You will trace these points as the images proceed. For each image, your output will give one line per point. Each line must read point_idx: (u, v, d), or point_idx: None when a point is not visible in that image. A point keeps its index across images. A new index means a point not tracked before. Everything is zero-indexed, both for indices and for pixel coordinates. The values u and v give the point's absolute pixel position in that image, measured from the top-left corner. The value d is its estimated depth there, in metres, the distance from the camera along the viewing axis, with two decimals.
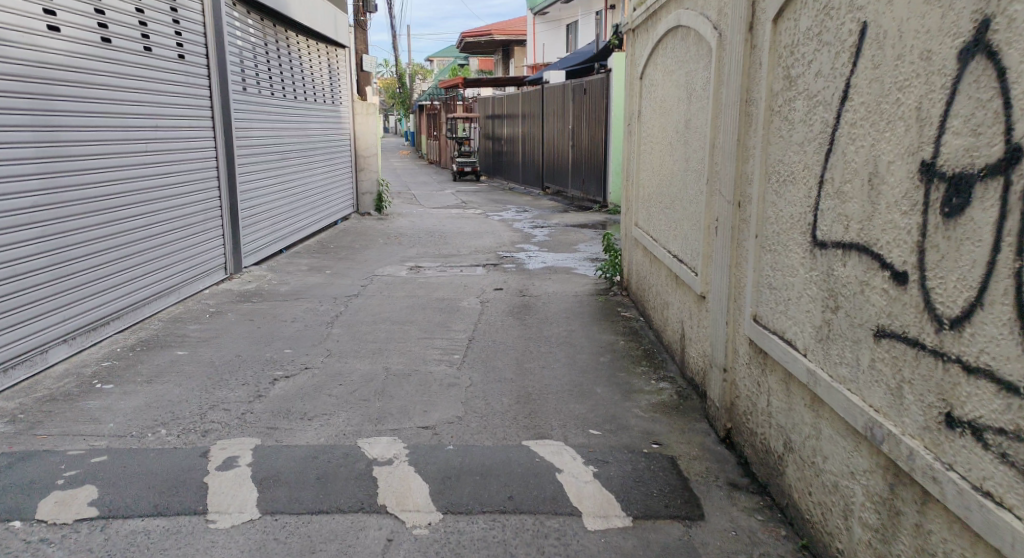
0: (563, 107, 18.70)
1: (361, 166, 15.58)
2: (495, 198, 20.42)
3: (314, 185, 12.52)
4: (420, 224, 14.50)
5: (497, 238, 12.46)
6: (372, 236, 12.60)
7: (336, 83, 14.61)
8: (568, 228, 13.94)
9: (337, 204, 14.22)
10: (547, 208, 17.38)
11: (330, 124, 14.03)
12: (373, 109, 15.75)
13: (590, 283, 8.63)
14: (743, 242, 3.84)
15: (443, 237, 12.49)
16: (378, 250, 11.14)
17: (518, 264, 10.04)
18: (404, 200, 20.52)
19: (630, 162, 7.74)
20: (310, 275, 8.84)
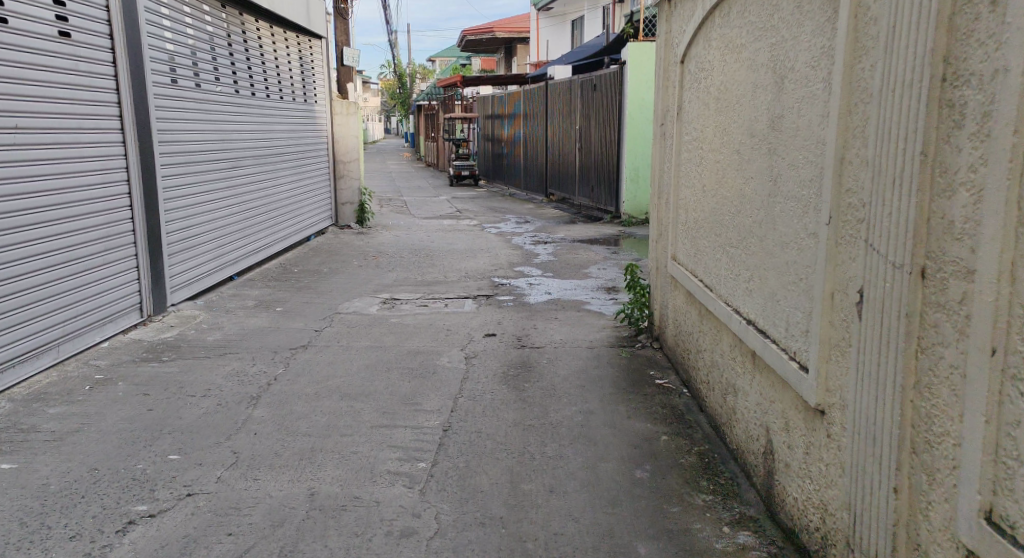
0: (569, 105, 16.90)
1: (344, 173, 13.94)
2: (494, 207, 18.62)
3: (278, 197, 10.72)
4: (406, 240, 12.70)
5: (494, 259, 10.67)
6: (348, 256, 10.81)
7: (310, 80, 12.79)
8: (577, 245, 12.16)
9: (310, 216, 12.40)
10: (552, 219, 15.59)
11: (302, 127, 12.21)
12: (355, 108, 14.07)
13: (607, 326, 6.83)
14: (938, 350, 2.03)
15: (430, 258, 10.70)
16: (350, 276, 9.35)
17: (517, 297, 8.25)
18: (393, 208, 18.70)
19: (664, 177, 5.91)
20: (256, 314, 7.06)
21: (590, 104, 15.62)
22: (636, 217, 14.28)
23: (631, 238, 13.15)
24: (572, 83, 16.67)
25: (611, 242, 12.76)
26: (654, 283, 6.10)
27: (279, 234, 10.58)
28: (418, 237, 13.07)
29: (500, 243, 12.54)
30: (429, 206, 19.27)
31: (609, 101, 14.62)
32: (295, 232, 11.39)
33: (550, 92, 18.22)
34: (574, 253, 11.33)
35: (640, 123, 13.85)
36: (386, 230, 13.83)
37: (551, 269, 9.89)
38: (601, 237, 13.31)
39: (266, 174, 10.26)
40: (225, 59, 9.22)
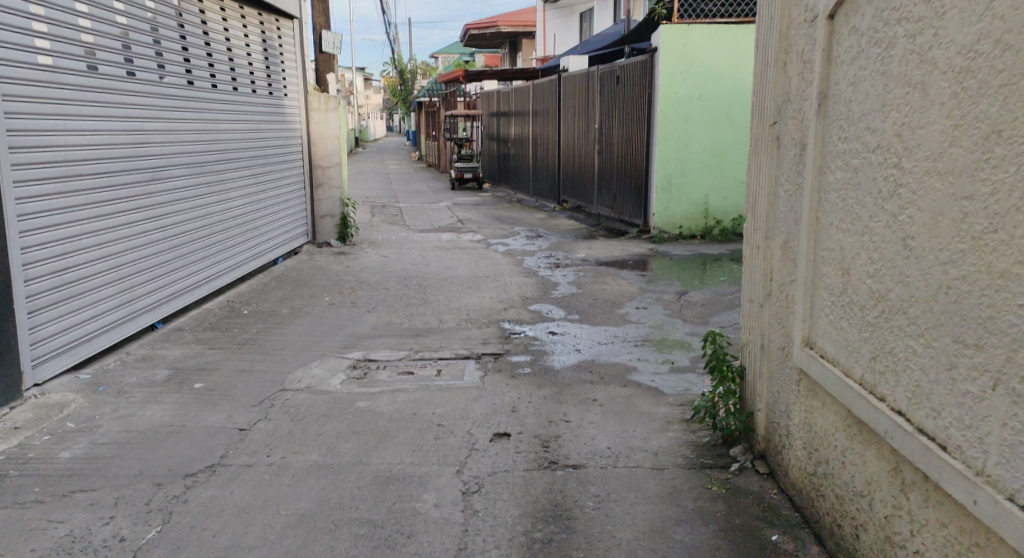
0: (586, 101, 14.67)
1: (323, 181, 11.78)
2: (500, 216, 16.42)
3: (230, 217, 8.55)
4: (394, 262, 10.54)
5: (502, 293, 8.45)
6: (319, 287, 8.61)
7: (279, 73, 10.59)
8: (603, 270, 9.94)
9: (277, 234, 10.25)
10: (567, 233, 13.36)
11: (268, 131, 10.04)
12: (335, 103, 11.86)
13: (674, 418, 4.62)
14: None
15: (422, 291, 8.48)
16: (315, 321, 7.16)
17: (536, 357, 6.04)
18: (386, 217, 16.54)
19: (779, 206, 3.69)
20: (161, 398, 4.88)
21: (611, 100, 13.38)
22: (668, 231, 12.01)
23: (666, 258, 10.92)
24: (589, 74, 14.46)
25: (642, 264, 10.53)
26: (760, 369, 3.89)
27: (228, 264, 8.41)
28: (410, 259, 10.87)
29: (507, 266, 10.35)
30: (426, 216, 17.06)
31: (634, 94, 12.37)
32: (255, 257, 9.28)
33: (564, 87, 16.00)
34: (601, 282, 9.12)
35: (673, 121, 11.63)
36: (373, 248, 11.65)
37: (577, 309, 7.66)
38: (629, 256, 11.09)
39: (212, 190, 8.10)
40: (154, 38, 7.03)
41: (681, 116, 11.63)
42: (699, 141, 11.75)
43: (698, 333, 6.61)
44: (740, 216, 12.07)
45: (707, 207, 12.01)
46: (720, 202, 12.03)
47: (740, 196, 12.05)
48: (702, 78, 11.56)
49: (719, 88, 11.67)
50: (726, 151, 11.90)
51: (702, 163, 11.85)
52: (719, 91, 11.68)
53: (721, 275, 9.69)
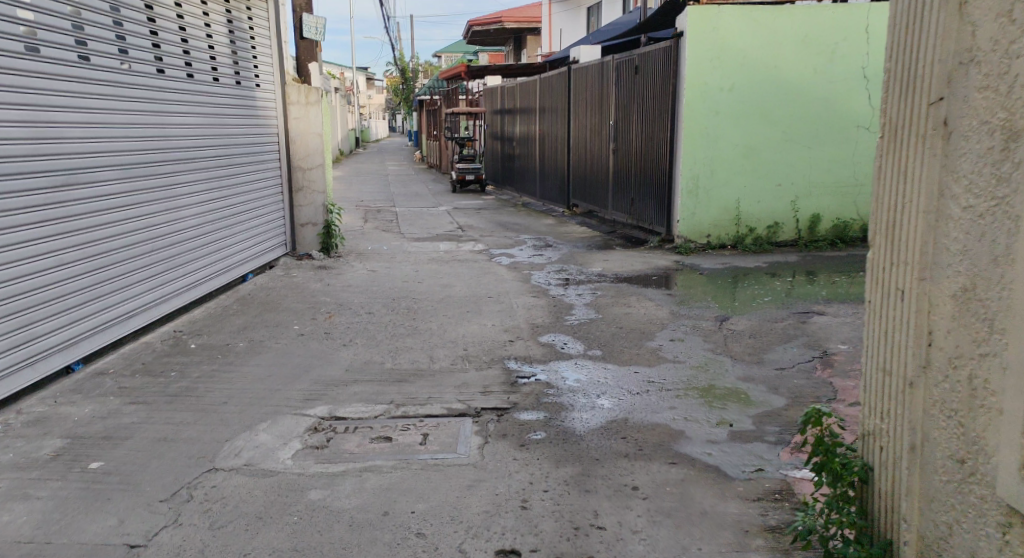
0: (601, 95, 13.32)
1: (303, 185, 10.41)
2: (504, 223, 15.04)
3: (181, 231, 7.17)
4: (383, 279, 9.17)
5: (506, 320, 7.07)
6: (288, 312, 7.22)
7: (250, 63, 9.15)
8: (623, 288, 8.56)
9: (246, 247, 8.89)
10: (580, 242, 11.99)
11: (236, 131, 8.63)
12: (318, 96, 10.49)
13: (756, 528, 3.25)
14: None
15: (411, 318, 7.10)
16: (273, 359, 5.79)
17: (551, 415, 4.64)
18: (381, 225, 15.22)
19: (954, 241, 2.49)
20: (33, 492, 3.57)
21: (629, 94, 12.04)
22: (694, 241, 10.69)
23: (696, 273, 9.52)
24: (604, 65, 13.11)
25: (669, 280, 9.13)
26: (894, 474, 2.71)
27: (176, 288, 7.03)
28: (401, 275, 9.47)
29: (513, 284, 8.96)
30: (425, 222, 15.71)
31: (656, 86, 11.05)
32: (215, 276, 7.91)
33: (576, 81, 14.64)
34: (623, 305, 7.71)
35: (699, 115, 10.31)
36: (360, 261, 10.29)
37: (598, 342, 6.27)
38: (651, 270, 9.70)
39: (155, 203, 6.70)
40: (69, 15, 5.63)
41: (709, 110, 10.31)
42: (729, 139, 10.42)
43: (756, 378, 5.20)
44: (775, 223, 10.67)
45: (738, 213, 10.64)
46: (753, 207, 10.64)
47: (776, 200, 10.64)
48: (733, 66, 10.23)
49: (752, 78, 10.29)
50: (761, 150, 10.50)
51: (732, 164, 10.50)
52: (753, 81, 10.30)
53: (763, 293, 8.27)
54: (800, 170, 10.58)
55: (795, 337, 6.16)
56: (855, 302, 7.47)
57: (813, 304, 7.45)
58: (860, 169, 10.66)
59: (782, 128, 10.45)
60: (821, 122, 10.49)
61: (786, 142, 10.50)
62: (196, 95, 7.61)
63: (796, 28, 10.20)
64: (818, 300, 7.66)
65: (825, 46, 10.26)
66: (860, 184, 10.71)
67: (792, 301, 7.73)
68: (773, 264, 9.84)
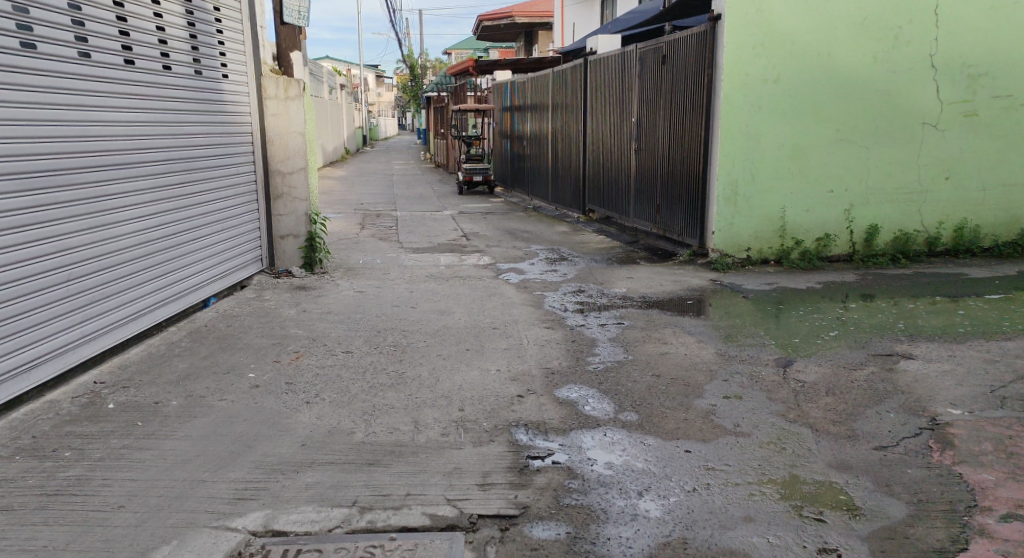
0: (622, 90, 12.02)
1: (283, 191, 9.15)
2: (512, 229, 13.71)
3: (115, 254, 5.83)
4: (371, 303, 7.86)
5: (515, 364, 5.76)
6: (249, 351, 5.93)
7: (214, 52, 7.75)
8: (655, 317, 7.21)
9: (212, 266, 7.61)
10: (598, 255, 10.65)
11: (193, 130, 7.23)
12: (302, 89, 9.20)
13: None
14: None
15: (398, 360, 5.79)
16: (214, 422, 4.45)
17: (576, 529, 3.38)
18: (378, 232, 13.90)
19: None
20: None
21: (655, 89, 10.78)
22: (734, 255, 9.48)
23: (738, 294, 8.19)
24: (626, 56, 11.82)
25: (706, 304, 7.79)
26: None
27: (101, 326, 5.64)
28: (394, 297, 8.18)
29: (523, 310, 7.64)
30: (426, 229, 14.40)
31: (688, 79, 9.82)
32: (161, 307, 6.52)
33: (594, 76, 13.33)
34: (656, 343, 6.39)
35: (739, 110, 9.16)
36: (348, 280, 8.99)
37: (631, 399, 4.95)
38: (682, 291, 8.38)
39: (74, 223, 5.36)
40: None
41: (752, 105, 9.17)
42: (773, 137, 9.27)
43: (852, 468, 3.88)
44: (827, 235, 9.44)
45: (784, 223, 9.43)
46: (801, 217, 9.43)
47: (827, 209, 9.43)
48: (780, 55, 9.09)
49: (802, 68, 9.17)
50: (809, 153, 9.33)
51: (776, 166, 9.32)
52: (802, 71, 9.16)
53: (822, 323, 6.91)
54: (855, 174, 9.39)
55: (885, 398, 4.84)
56: (940, 341, 6.14)
57: (889, 344, 6.11)
58: (925, 173, 9.46)
59: (835, 125, 9.29)
60: (881, 119, 9.32)
61: (840, 142, 9.33)
62: (136, 88, 6.20)
63: (853, 10, 9.07)
64: (894, 337, 6.32)
65: (886, 31, 9.12)
66: (925, 190, 9.49)
67: (861, 337, 6.39)
68: (826, 284, 8.50)
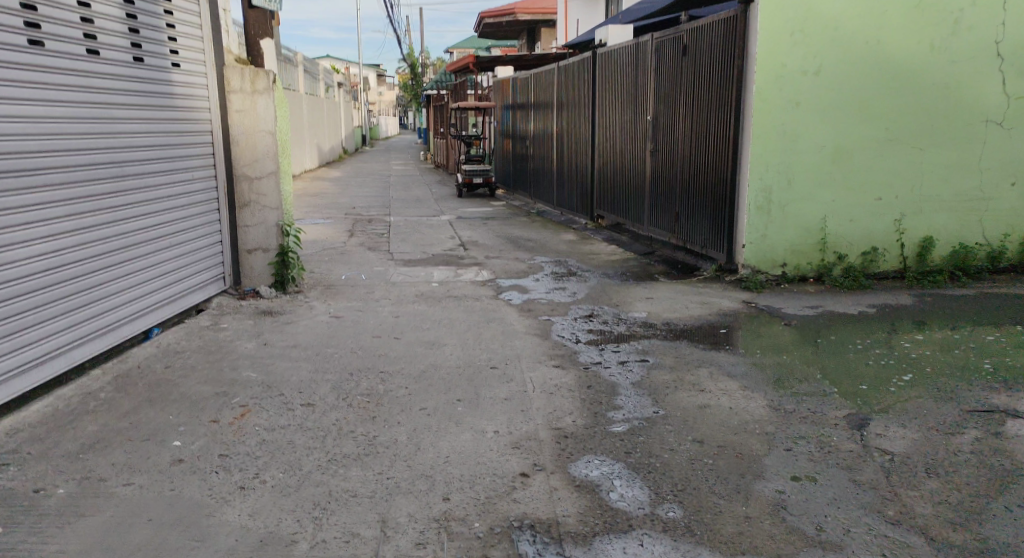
0: (635, 85, 10.83)
1: (249, 199, 8.05)
2: (514, 238, 12.49)
3: (10, 283, 4.75)
4: (347, 332, 6.64)
5: (517, 423, 4.54)
6: (184, 406, 4.75)
7: (159, 36, 6.57)
8: (686, 353, 5.99)
9: (158, 290, 6.47)
10: (611, 270, 9.43)
11: (129, 129, 6.06)
12: (271, 81, 8.05)
13: None
14: None
15: (370, 420, 4.57)
16: (107, 524, 3.40)
17: None
18: (367, 240, 12.71)
19: None
20: None
21: (674, 83, 9.59)
22: (766, 272, 8.28)
23: (780, 320, 6.92)
24: (640, 48, 10.63)
25: (744, 336, 6.53)
26: None
27: None
28: (375, 325, 6.96)
29: (528, 342, 6.43)
30: (420, 237, 13.19)
31: (713, 72, 8.63)
32: (74, 348, 5.30)
33: (604, 69, 12.14)
34: (692, 390, 5.17)
35: (775, 107, 7.94)
36: (324, 303, 7.78)
37: (670, 484, 3.73)
38: (713, 317, 7.15)
39: None
40: None
41: (789, 100, 7.95)
42: (813, 137, 8.05)
43: None
44: (874, 249, 8.21)
45: (825, 235, 8.21)
46: (845, 228, 8.21)
47: (875, 219, 8.21)
48: (822, 42, 7.87)
49: (848, 57, 7.94)
50: (855, 154, 8.10)
51: (817, 170, 8.10)
52: (848, 62, 7.94)
53: (889, 363, 5.62)
54: (907, 179, 8.18)
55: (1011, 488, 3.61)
56: None
57: (986, 395, 4.86)
58: (986, 178, 8.25)
59: (885, 123, 8.08)
60: (936, 117, 8.11)
61: (891, 142, 8.10)
62: (39, 77, 5.05)
63: None
64: (988, 384, 5.08)
65: (945, 15, 7.92)
66: (987, 197, 8.28)
67: (946, 383, 5.15)
68: (881, 308, 7.23)
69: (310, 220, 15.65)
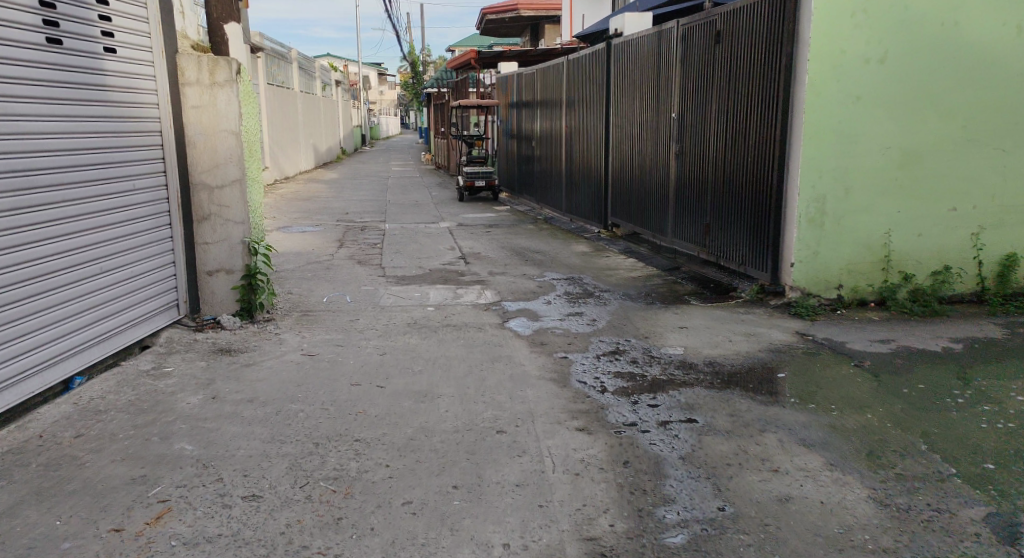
0: (656, 78, 9.60)
1: (209, 211, 6.84)
2: (520, 250, 11.24)
3: None
4: (320, 379, 5.41)
5: (533, 539, 3.34)
6: (82, 503, 3.56)
7: (82, 17, 5.50)
8: (743, 408, 4.70)
9: (74, 335, 5.30)
10: (633, 291, 8.18)
11: (29, 124, 4.96)
12: (232, 71, 6.82)
13: None
14: None
15: (334, 532, 3.40)
16: None
17: None
18: (358, 252, 11.49)
19: None
20: None
21: (704, 75, 8.35)
22: (820, 295, 7.02)
23: (847, 359, 5.65)
24: (662, 36, 9.39)
25: (810, 382, 5.26)
26: None
27: None
28: (356, 367, 5.71)
29: (542, 392, 5.18)
30: (417, 247, 11.96)
31: (752, 60, 7.39)
32: None
33: (619, 62, 10.90)
34: (762, 471, 3.88)
35: (830, 102, 6.70)
36: (297, 336, 6.54)
37: None
38: (764, 355, 5.89)
39: None
40: None
41: (847, 93, 6.71)
42: (875, 136, 6.81)
43: None
44: (946, 268, 6.96)
45: (889, 251, 6.95)
46: (912, 244, 6.96)
47: (946, 231, 6.97)
48: (886, 23, 6.63)
49: (917, 42, 6.69)
50: (923, 157, 6.86)
51: (879, 175, 6.85)
52: (916, 47, 6.69)
53: (1008, 428, 4.33)
54: (986, 184, 6.93)
55: None
56: None
57: None
58: None
59: (959, 119, 6.83)
60: (1019, 112, 6.89)
61: (966, 143, 6.86)
62: None
63: None
64: None
65: None
66: None
67: None
68: (967, 342, 5.96)
69: (298, 227, 14.48)
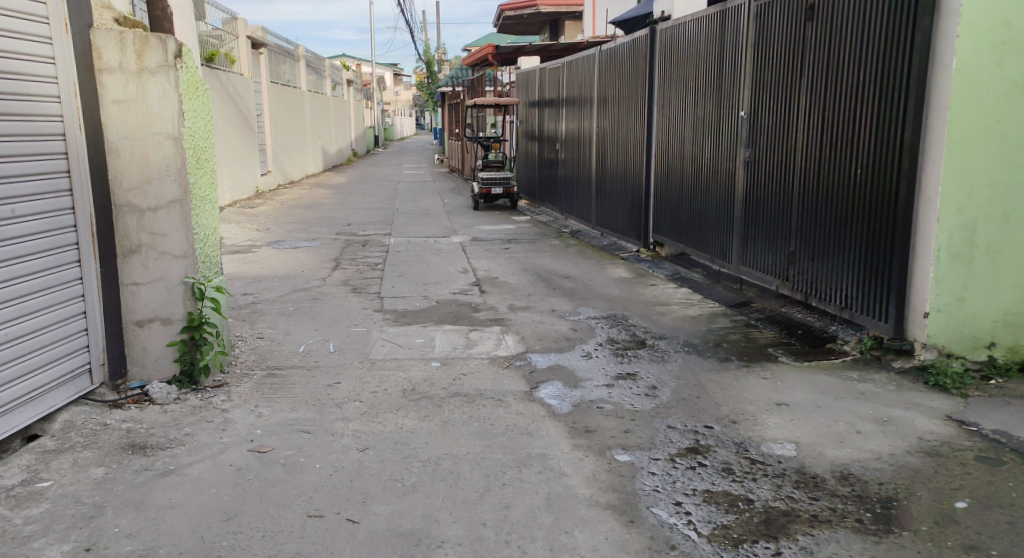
0: (720, 69, 7.76)
1: (139, 241, 5.08)
2: (545, 274, 9.42)
3: None
4: (258, 505, 3.62)
5: None
6: None
7: None
8: None
9: None
10: (698, 339, 6.34)
11: None
12: (172, 54, 5.06)
13: None
14: None
15: None
16: None
17: None
18: (354, 276, 9.71)
19: None
20: None
21: (789, 63, 6.51)
22: (963, 354, 5.20)
23: None
24: (728, 16, 7.57)
25: (1014, 525, 3.41)
26: None
27: None
28: (320, 477, 3.92)
29: (599, 544, 3.35)
30: (424, 269, 10.17)
31: (862, 40, 5.56)
32: None
33: (668, 51, 9.07)
34: None
35: (987, 98, 4.92)
36: (248, 415, 4.75)
37: None
38: (917, 459, 4.04)
39: None
40: None
41: (1008, 82, 4.93)
42: None
43: None
44: None
45: None
46: None
47: None
48: None
49: None
50: None
51: None
52: None
53: None
54: None
55: None
56: None
57: None
58: None
59: None
60: None
61: None
62: None
63: None
64: None
65: None
66: None
67: None
68: None
69: (290, 242, 12.72)
